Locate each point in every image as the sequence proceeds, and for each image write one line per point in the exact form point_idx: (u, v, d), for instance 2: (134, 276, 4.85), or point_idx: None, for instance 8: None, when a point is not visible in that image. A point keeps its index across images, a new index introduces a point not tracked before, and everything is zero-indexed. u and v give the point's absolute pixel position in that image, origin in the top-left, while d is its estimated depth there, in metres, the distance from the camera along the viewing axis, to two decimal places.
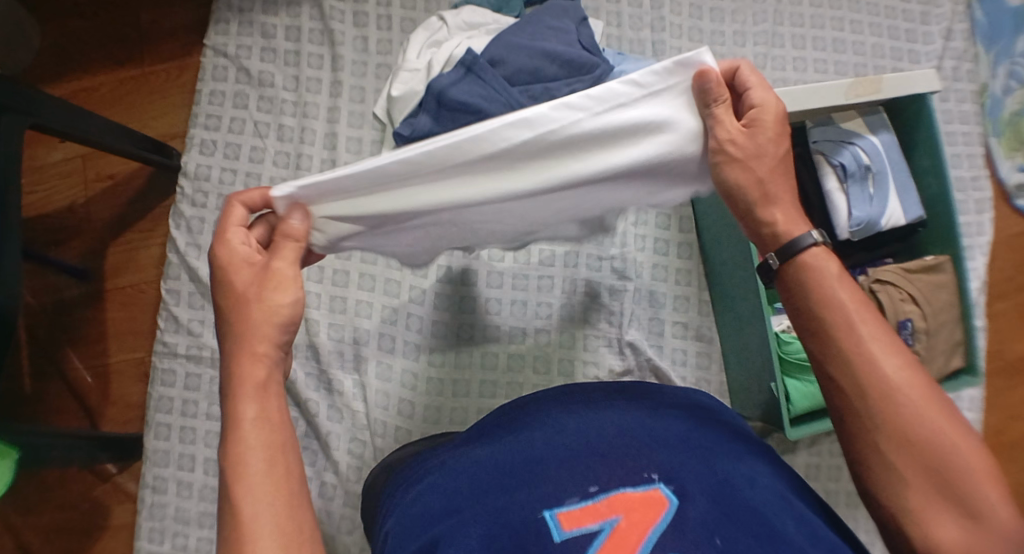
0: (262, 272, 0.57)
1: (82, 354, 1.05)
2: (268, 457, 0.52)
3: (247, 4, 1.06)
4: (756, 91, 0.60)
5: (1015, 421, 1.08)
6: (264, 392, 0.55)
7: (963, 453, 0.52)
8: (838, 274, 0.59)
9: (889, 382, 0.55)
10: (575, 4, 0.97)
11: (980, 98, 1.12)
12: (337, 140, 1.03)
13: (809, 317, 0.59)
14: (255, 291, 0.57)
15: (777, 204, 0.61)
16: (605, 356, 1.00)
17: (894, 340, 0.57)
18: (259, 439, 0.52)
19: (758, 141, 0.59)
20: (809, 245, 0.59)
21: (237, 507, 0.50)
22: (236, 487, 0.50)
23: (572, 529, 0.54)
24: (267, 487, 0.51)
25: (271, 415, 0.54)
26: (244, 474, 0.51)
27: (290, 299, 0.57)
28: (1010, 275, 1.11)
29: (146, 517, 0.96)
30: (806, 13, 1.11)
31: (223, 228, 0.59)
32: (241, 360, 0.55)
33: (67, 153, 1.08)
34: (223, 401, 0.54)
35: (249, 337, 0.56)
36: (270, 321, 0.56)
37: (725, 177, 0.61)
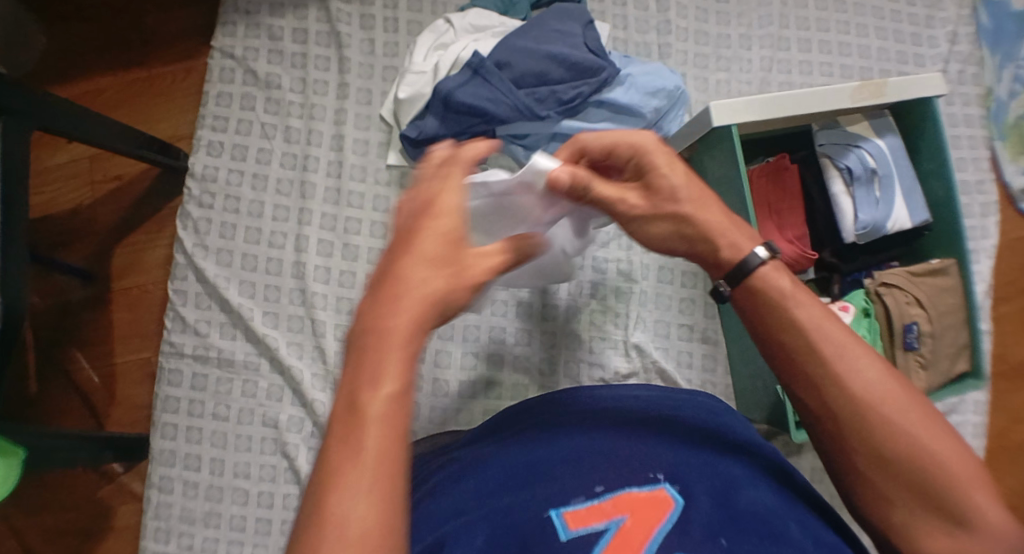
0: (453, 251, 0.50)
1: (88, 354, 1.05)
2: (390, 432, 0.42)
3: (254, 6, 1.06)
4: (620, 145, 0.65)
5: (1020, 424, 1.08)
6: (414, 353, 0.45)
7: (946, 461, 0.52)
8: (795, 288, 0.58)
9: (858, 400, 0.54)
10: (581, 7, 0.97)
11: (986, 101, 1.12)
12: (343, 142, 1.03)
13: (773, 341, 0.58)
14: (432, 261, 0.49)
15: (722, 234, 0.62)
16: (610, 358, 1.00)
17: (861, 351, 0.55)
18: (390, 406, 0.43)
19: (659, 186, 0.63)
20: (757, 265, 0.59)
21: (331, 504, 0.40)
22: (353, 458, 0.41)
23: (578, 528, 0.54)
24: (386, 465, 0.42)
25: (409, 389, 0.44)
26: (361, 444, 0.42)
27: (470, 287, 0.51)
28: (1015, 279, 1.11)
29: (152, 518, 0.97)
30: (811, 16, 1.11)
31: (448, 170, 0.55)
32: (391, 303, 0.46)
33: (75, 153, 1.08)
34: (361, 348, 0.45)
35: (413, 282, 0.47)
36: (435, 285, 0.48)
37: (650, 232, 0.65)
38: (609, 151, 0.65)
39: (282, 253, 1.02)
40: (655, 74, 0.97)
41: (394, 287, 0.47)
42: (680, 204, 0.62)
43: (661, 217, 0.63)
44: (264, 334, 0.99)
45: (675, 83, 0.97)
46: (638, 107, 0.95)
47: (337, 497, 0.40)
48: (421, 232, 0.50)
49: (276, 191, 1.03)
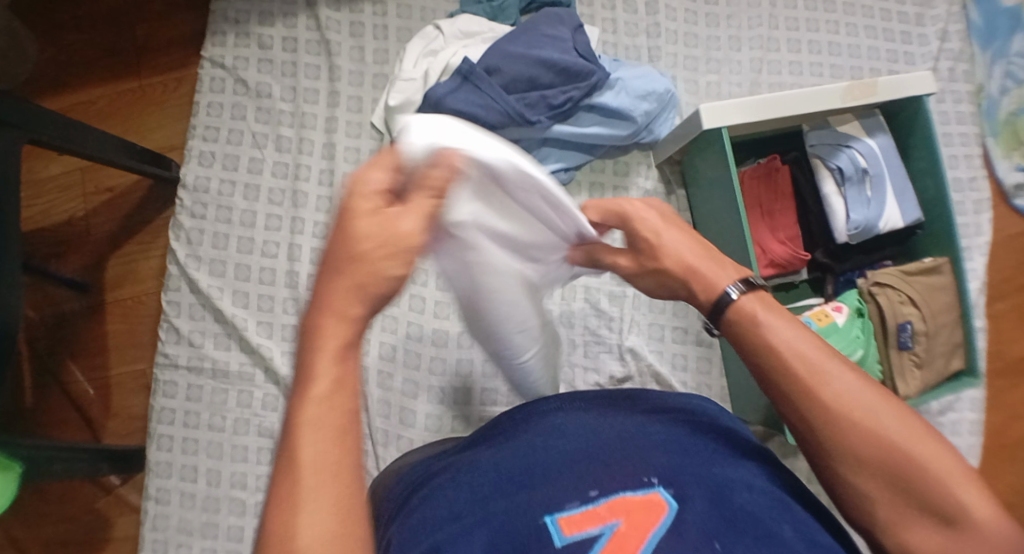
0: (387, 225, 0.46)
1: (83, 366, 1.05)
2: (335, 436, 0.42)
3: (244, 15, 1.06)
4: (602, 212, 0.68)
5: (1016, 420, 1.08)
6: (348, 354, 0.44)
7: (927, 461, 0.52)
8: (765, 311, 0.58)
9: (833, 412, 0.54)
10: (570, 12, 0.97)
11: (976, 99, 1.12)
12: (335, 150, 1.03)
13: (747, 359, 0.59)
14: (371, 246, 0.45)
15: (695, 278, 0.62)
16: (605, 363, 1.00)
17: (834, 364, 0.55)
18: (330, 411, 0.42)
19: (637, 250, 0.67)
20: (728, 300, 0.59)
21: (294, 508, 0.40)
22: (298, 467, 0.41)
23: (572, 533, 0.54)
24: (331, 472, 0.41)
25: (348, 385, 0.44)
26: (301, 452, 0.41)
27: (399, 272, 0.46)
28: (1010, 275, 1.11)
29: (150, 529, 0.96)
30: (801, 16, 1.11)
31: (369, 164, 0.48)
32: (324, 307, 0.44)
33: (67, 165, 1.08)
34: (300, 352, 0.44)
35: (335, 287, 0.45)
36: (367, 279, 0.45)
37: (644, 287, 0.68)
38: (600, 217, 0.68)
39: (276, 262, 1.02)
40: (645, 77, 0.98)
41: (324, 289, 0.45)
42: (656, 260, 0.65)
43: (646, 276, 0.67)
44: (259, 344, 0.99)
45: (664, 87, 0.99)
46: (628, 110, 0.96)
47: (286, 504, 0.40)
48: (345, 233, 0.46)
49: (269, 201, 1.03)
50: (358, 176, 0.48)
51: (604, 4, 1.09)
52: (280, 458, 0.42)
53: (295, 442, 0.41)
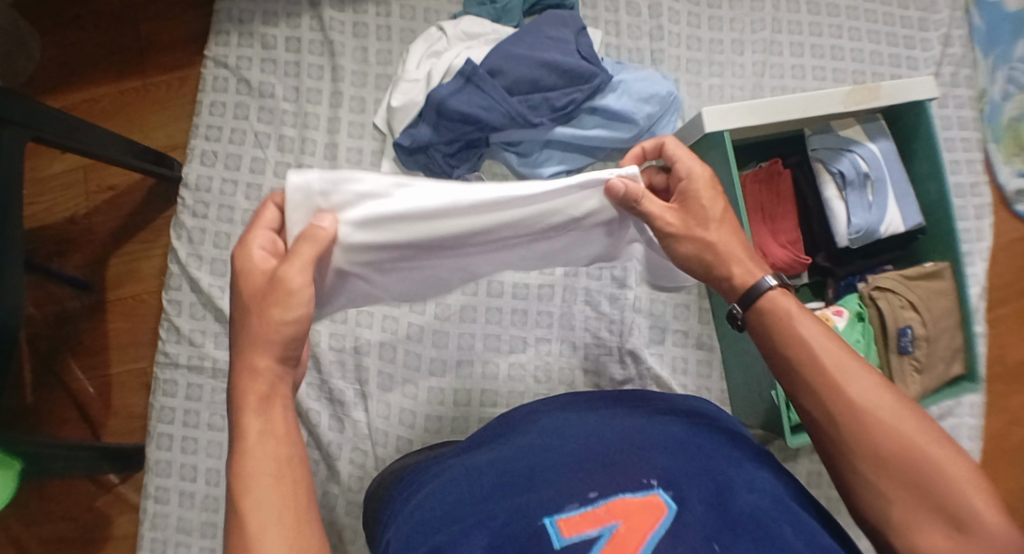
0: (271, 283, 0.56)
1: (84, 364, 1.05)
2: (274, 474, 0.52)
3: (248, 15, 1.07)
4: (681, 163, 0.68)
5: (1016, 426, 1.08)
6: (269, 399, 0.55)
7: (943, 463, 0.53)
8: (799, 309, 0.62)
9: (857, 407, 0.56)
10: (574, 14, 0.97)
11: (979, 104, 1.12)
12: (337, 151, 1.03)
13: (777, 355, 0.61)
14: (259, 303, 0.56)
15: (733, 260, 0.66)
16: (605, 365, 1.00)
17: (860, 365, 0.58)
18: (265, 453, 0.52)
19: (694, 211, 0.67)
20: (766, 289, 0.63)
21: (244, 523, 0.50)
22: (244, 504, 0.50)
23: (571, 535, 0.54)
24: (275, 506, 0.51)
25: (277, 430, 0.54)
26: (249, 493, 0.51)
27: (292, 315, 0.55)
28: (1011, 281, 1.11)
29: (149, 528, 0.97)
30: (804, 20, 1.11)
31: (250, 229, 0.59)
32: (244, 371, 0.55)
33: (69, 164, 1.08)
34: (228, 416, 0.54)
35: (248, 351, 0.55)
36: (272, 338, 0.55)
37: (679, 249, 0.68)
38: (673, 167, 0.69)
39: None
40: (649, 80, 0.98)
41: (238, 361, 0.55)
42: (710, 234, 0.66)
43: (693, 236, 0.67)
44: None
45: (667, 89, 0.98)
46: (631, 113, 0.95)
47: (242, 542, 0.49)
48: (241, 296, 0.57)
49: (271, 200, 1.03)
50: (241, 244, 0.58)
51: (607, 6, 1.09)
52: (231, 502, 0.51)
53: (241, 487, 0.51)
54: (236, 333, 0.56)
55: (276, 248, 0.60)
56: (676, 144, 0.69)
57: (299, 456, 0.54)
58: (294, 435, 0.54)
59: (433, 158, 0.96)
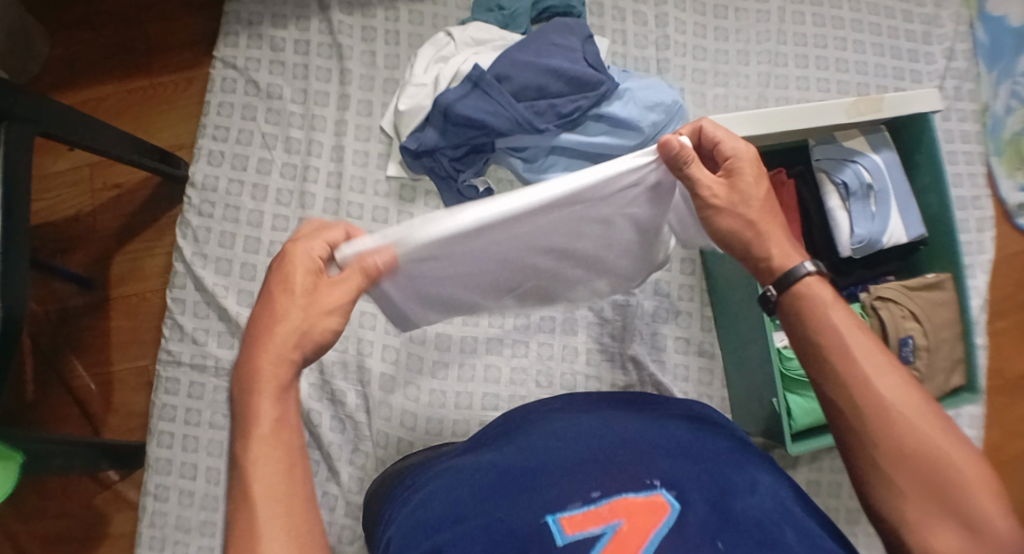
0: (317, 290, 0.57)
1: (86, 361, 1.05)
2: (281, 461, 0.51)
3: (257, 17, 1.07)
4: (726, 142, 0.66)
5: (1015, 439, 1.08)
6: (281, 393, 0.54)
7: (959, 463, 0.54)
8: (834, 300, 0.61)
9: (882, 400, 0.56)
10: (581, 22, 0.98)
11: (981, 117, 1.13)
12: (343, 153, 1.04)
13: (808, 342, 0.61)
14: (302, 302, 0.57)
15: (769, 242, 0.65)
16: (606, 371, 1.01)
17: (889, 361, 0.58)
18: (274, 442, 0.52)
19: (740, 188, 0.66)
20: (804, 275, 0.62)
21: (253, 513, 0.49)
22: (252, 491, 0.50)
23: (574, 533, 0.54)
24: (281, 495, 0.50)
25: (288, 420, 0.53)
26: (256, 479, 0.50)
27: (333, 325, 0.58)
28: (1012, 294, 1.12)
29: (147, 526, 0.97)
30: (808, 32, 1.12)
31: (302, 237, 0.59)
32: (260, 355, 0.55)
33: (75, 161, 1.09)
34: (236, 397, 0.53)
35: (273, 340, 0.55)
36: (303, 335, 0.56)
37: (718, 225, 0.67)
38: (716, 146, 0.67)
39: None
40: (653, 88, 0.98)
41: (258, 348, 0.55)
42: (752, 214, 0.66)
43: (732, 217, 0.66)
44: None
45: (672, 98, 0.97)
46: (635, 121, 0.95)
47: (247, 528, 0.49)
48: (282, 302, 0.56)
49: (276, 201, 1.04)
50: (296, 247, 0.58)
51: (613, 15, 1.10)
52: (238, 488, 0.50)
53: (248, 473, 0.50)
54: (259, 328, 0.56)
55: (325, 261, 0.60)
56: (716, 126, 0.67)
57: (304, 449, 0.53)
58: (301, 426, 0.54)
59: (438, 162, 0.97)
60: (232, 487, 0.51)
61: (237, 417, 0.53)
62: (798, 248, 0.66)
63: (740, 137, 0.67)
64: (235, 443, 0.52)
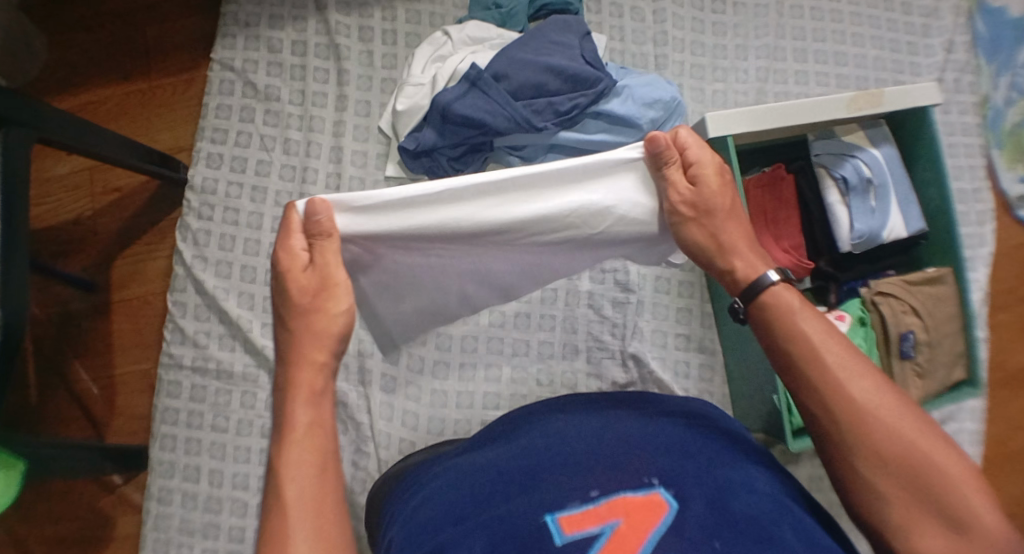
0: (321, 279, 0.63)
1: (88, 364, 1.05)
2: (314, 468, 0.55)
3: (254, 18, 1.07)
4: (693, 150, 0.67)
5: (1017, 432, 1.08)
6: (316, 399, 0.59)
7: (939, 462, 0.54)
8: (802, 304, 0.62)
9: (857, 405, 0.57)
10: (578, 19, 0.97)
11: (982, 110, 1.13)
12: (341, 154, 1.04)
13: (781, 352, 0.61)
14: (314, 297, 0.62)
15: (735, 254, 0.67)
16: (608, 369, 1.01)
17: (861, 364, 0.58)
18: (310, 445, 0.56)
19: (705, 195, 0.66)
20: (770, 284, 0.63)
21: (286, 512, 0.52)
22: (285, 491, 0.53)
23: (572, 532, 0.55)
24: (310, 498, 0.53)
25: (323, 423, 0.58)
26: (289, 481, 0.54)
27: (344, 306, 0.63)
28: (1013, 287, 1.11)
29: (151, 528, 0.97)
30: (807, 26, 1.12)
31: (285, 235, 0.64)
32: (302, 366, 0.60)
33: (75, 165, 1.09)
34: (279, 404, 0.58)
35: (307, 345, 0.61)
36: (330, 331, 0.62)
37: (685, 236, 0.68)
38: (683, 154, 0.68)
39: None
40: (652, 85, 0.97)
41: (295, 355, 0.61)
42: (716, 224, 0.66)
43: (699, 230, 0.67)
44: (263, 345, 0.99)
45: (671, 95, 0.97)
46: (634, 118, 0.95)
47: (279, 526, 0.52)
48: (291, 296, 0.63)
49: (275, 203, 1.03)
50: (283, 249, 0.63)
51: (611, 11, 1.10)
52: (273, 489, 0.54)
53: (284, 475, 0.54)
54: (292, 326, 0.62)
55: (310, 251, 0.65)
56: (689, 132, 0.68)
57: (335, 452, 0.57)
58: (334, 431, 0.58)
59: (437, 161, 0.97)
60: (267, 488, 0.54)
61: (275, 421, 0.57)
62: (763, 256, 0.67)
63: (707, 145, 0.68)
64: (274, 446, 0.56)
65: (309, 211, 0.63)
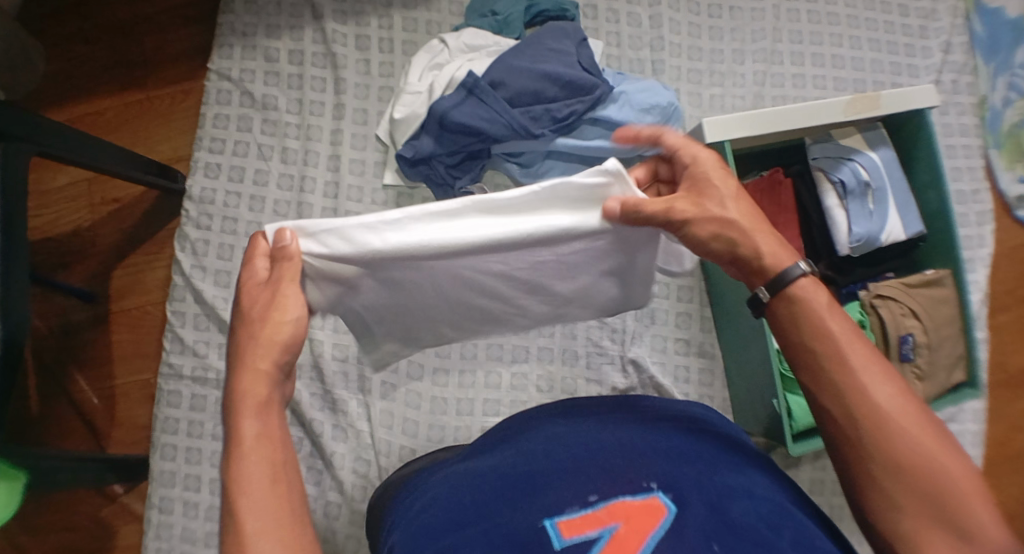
0: (269, 294, 0.60)
1: (89, 376, 1.05)
2: (269, 476, 0.53)
3: (251, 28, 1.07)
4: (684, 151, 0.67)
5: (1019, 432, 1.08)
6: (264, 409, 0.56)
7: (954, 474, 0.54)
8: (825, 302, 0.61)
9: (877, 409, 0.56)
10: (575, 26, 0.97)
11: (980, 111, 1.13)
12: (340, 162, 1.04)
13: (802, 350, 0.61)
14: (261, 310, 0.59)
15: (756, 243, 0.64)
16: (608, 375, 1.01)
17: (883, 368, 0.58)
18: (260, 458, 0.54)
19: (710, 191, 0.65)
20: (798, 275, 0.61)
21: (241, 528, 0.51)
22: (239, 506, 0.52)
23: (571, 536, 0.55)
24: (266, 510, 0.52)
25: (272, 435, 0.56)
26: (244, 494, 0.52)
27: (295, 316, 0.59)
28: (1013, 287, 1.11)
29: (153, 538, 0.97)
30: (804, 30, 1.12)
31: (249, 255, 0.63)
32: (243, 377, 0.57)
33: (73, 176, 1.09)
34: (224, 422, 0.56)
35: (249, 355, 0.58)
36: (273, 340, 0.59)
37: (699, 234, 0.65)
38: (677, 156, 0.68)
39: None
40: (649, 91, 0.97)
41: (238, 364, 0.58)
42: (723, 211, 0.64)
43: (710, 221, 0.64)
44: None
45: (668, 100, 0.97)
46: (632, 124, 0.95)
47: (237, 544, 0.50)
48: (242, 310, 0.61)
49: (274, 212, 1.04)
50: (246, 266, 0.62)
51: (608, 17, 1.10)
52: (230, 512, 0.52)
53: (236, 491, 0.52)
54: (238, 341, 0.59)
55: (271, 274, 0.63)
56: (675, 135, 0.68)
57: (290, 460, 0.55)
58: (286, 440, 0.56)
59: (434, 169, 0.97)
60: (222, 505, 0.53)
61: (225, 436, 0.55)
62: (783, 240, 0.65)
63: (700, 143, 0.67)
64: (223, 466, 0.54)
65: (273, 239, 0.59)
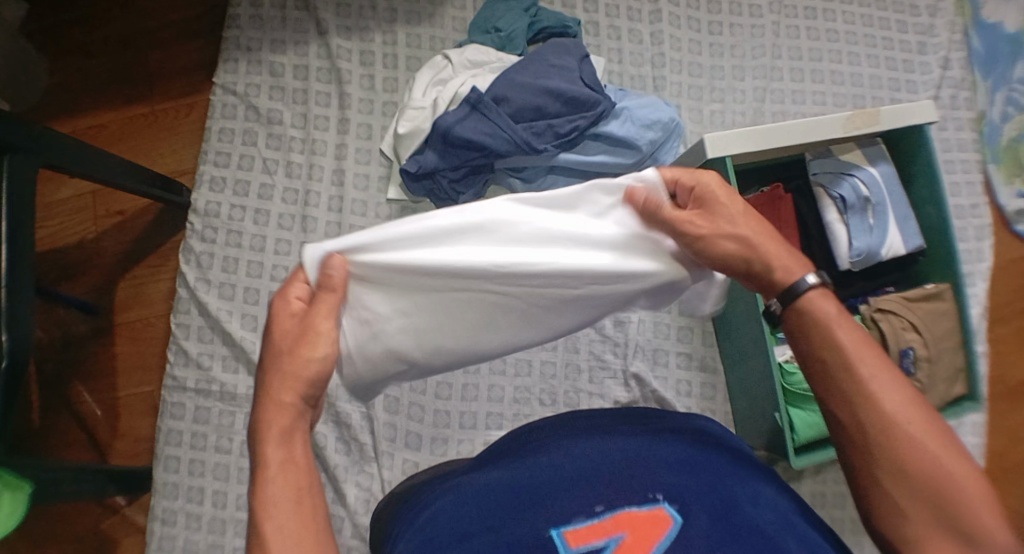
0: (303, 330, 0.61)
1: (92, 388, 1.06)
2: (291, 498, 0.54)
3: (256, 43, 1.08)
4: (683, 177, 0.66)
5: (1020, 446, 1.08)
6: (286, 437, 0.57)
7: (962, 481, 0.54)
8: (835, 309, 0.61)
9: (885, 417, 0.56)
10: (577, 42, 0.99)
11: (978, 125, 1.14)
12: (344, 177, 1.05)
13: (814, 358, 0.61)
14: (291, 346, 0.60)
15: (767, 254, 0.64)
16: (610, 388, 1.01)
17: (893, 375, 0.58)
18: (283, 482, 0.55)
19: (719, 211, 0.64)
20: (805, 289, 0.61)
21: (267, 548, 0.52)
22: (264, 528, 0.53)
23: (578, 545, 0.56)
24: (292, 528, 0.53)
25: (296, 461, 0.56)
26: (268, 516, 0.53)
27: (320, 352, 0.61)
28: (1013, 301, 1.12)
29: (155, 550, 0.97)
30: (803, 46, 1.13)
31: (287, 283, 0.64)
32: (267, 409, 0.58)
33: (78, 188, 1.10)
34: (250, 448, 0.57)
35: (274, 389, 0.59)
36: (298, 376, 0.60)
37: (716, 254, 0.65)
38: (676, 183, 0.66)
39: None
40: (651, 107, 0.99)
41: (263, 397, 0.59)
42: (739, 229, 0.64)
43: (724, 241, 0.64)
44: None
45: (670, 116, 0.99)
46: (633, 140, 0.96)
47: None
48: (271, 343, 0.61)
49: (278, 226, 1.04)
50: (279, 296, 0.63)
51: (609, 33, 1.11)
52: (255, 530, 0.53)
53: (261, 514, 0.53)
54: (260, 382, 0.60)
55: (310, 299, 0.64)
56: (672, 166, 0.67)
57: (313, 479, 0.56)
58: (311, 465, 0.57)
59: (438, 183, 0.97)
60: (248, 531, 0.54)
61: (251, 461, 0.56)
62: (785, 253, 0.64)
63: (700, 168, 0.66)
64: (251, 491, 0.55)
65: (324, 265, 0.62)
